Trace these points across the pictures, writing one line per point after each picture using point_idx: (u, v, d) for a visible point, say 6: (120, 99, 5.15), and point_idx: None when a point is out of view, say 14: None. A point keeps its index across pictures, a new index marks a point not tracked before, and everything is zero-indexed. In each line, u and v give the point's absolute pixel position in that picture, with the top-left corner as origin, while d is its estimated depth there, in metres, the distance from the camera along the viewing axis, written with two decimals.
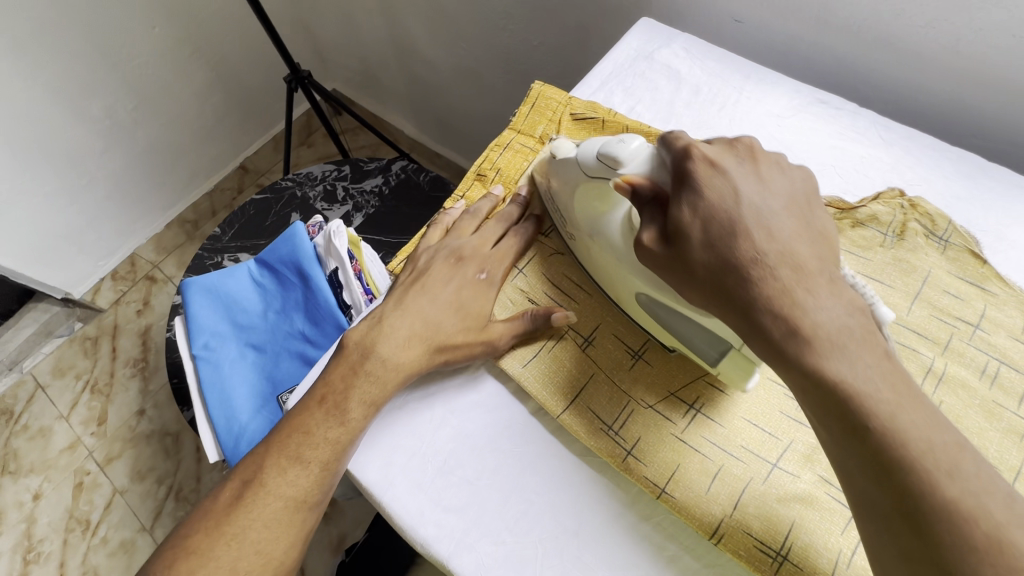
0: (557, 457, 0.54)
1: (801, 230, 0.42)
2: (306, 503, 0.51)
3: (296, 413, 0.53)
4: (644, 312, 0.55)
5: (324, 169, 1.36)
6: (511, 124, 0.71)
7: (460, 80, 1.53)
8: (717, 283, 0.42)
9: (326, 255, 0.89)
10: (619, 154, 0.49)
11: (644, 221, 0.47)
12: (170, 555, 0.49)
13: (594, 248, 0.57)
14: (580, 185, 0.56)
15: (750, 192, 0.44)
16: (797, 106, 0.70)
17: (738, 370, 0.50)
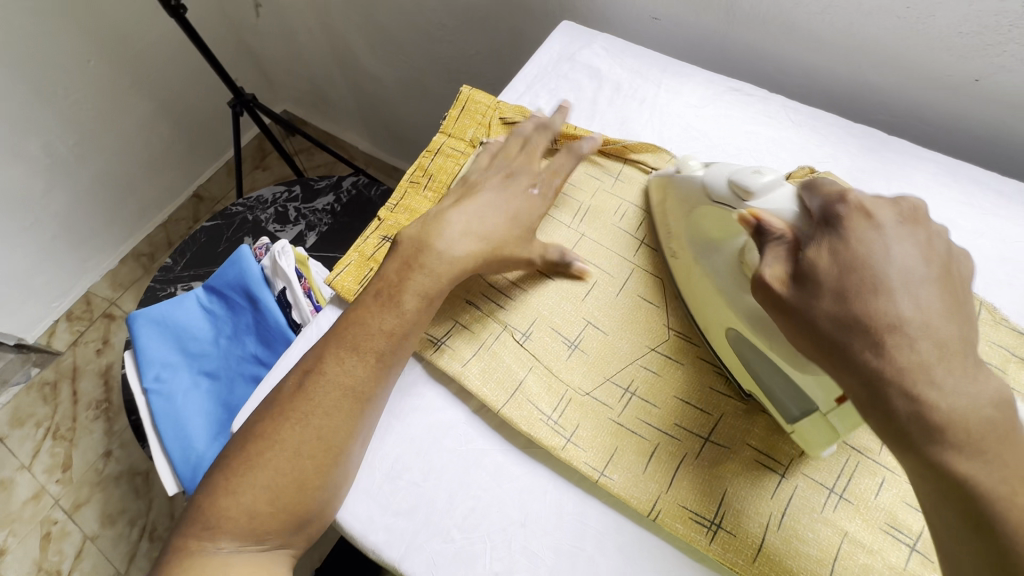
0: (501, 451, 0.55)
1: (935, 303, 0.40)
2: (364, 395, 0.53)
3: (353, 309, 0.56)
4: (731, 350, 0.54)
5: (275, 193, 1.36)
6: (442, 128, 0.71)
7: (406, 93, 1.55)
8: (843, 339, 0.40)
9: (274, 275, 0.89)
10: (751, 188, 0.50)
11: (768, 257, 0.45)
12: (246, 434, 0.53)
13: (695, 272, 0.57)
14: (697, 208, 0.57)
15: (897, 252, 0.41)
16: (712, 94, 0.74)
17: (820, 437, 0.48)
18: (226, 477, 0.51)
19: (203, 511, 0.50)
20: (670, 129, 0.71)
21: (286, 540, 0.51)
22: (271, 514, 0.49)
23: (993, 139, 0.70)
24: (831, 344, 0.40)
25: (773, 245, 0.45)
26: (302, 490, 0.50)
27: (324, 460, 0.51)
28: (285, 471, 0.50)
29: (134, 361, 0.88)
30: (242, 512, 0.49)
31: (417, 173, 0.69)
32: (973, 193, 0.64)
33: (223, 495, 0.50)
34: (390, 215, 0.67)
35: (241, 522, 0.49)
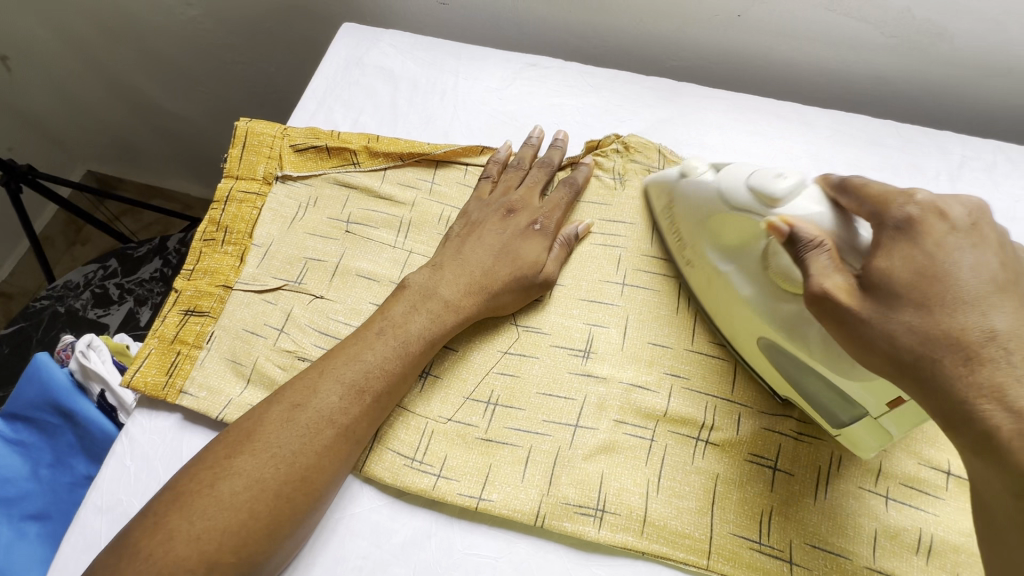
0: (373, 509, 0.50)
1: (1011, 309, 0.38)
2: (358, 435, 0.49)
3: (354, 343, 0.51)
4: (764, 358, 0.51)
5: (87, 273, 1.16)
6: (226, 172, 0.63)
7: (218, 126, 1.39)
8: (927, 354, 0.38)
9: (88, 379, 0.75)
10: (776, 193, 0.47)
11: (819, 267, 0.42)
12: (211, 466, 0.45)
13: (718, 282, 0.53)
14: (714, 216, 0.52)
15: (970, 261, 0.40)
16: (512, 73, 0.72)
17: (870, 439, 0.47)
18: (179, 514, 0.43)
19: (150, 551, 0.41)
20: (477, 119, 0.69)
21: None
22: (229, 564, 0.42)
23: (770, 67, 0.75)
24: (908, 357, 0.39)
25: (817, 254, 0.43)
26: (273, 535, 0.44)
27: (299, 509, 0.45)
28: (260, 512, 0.44)
29: None
30: (195, 559, 0.42)
31: (209, 230, 0.61)
32: (759, 121, 0.68)
33: (172, 536, 0.42)
34: (188, 285, 0.58)
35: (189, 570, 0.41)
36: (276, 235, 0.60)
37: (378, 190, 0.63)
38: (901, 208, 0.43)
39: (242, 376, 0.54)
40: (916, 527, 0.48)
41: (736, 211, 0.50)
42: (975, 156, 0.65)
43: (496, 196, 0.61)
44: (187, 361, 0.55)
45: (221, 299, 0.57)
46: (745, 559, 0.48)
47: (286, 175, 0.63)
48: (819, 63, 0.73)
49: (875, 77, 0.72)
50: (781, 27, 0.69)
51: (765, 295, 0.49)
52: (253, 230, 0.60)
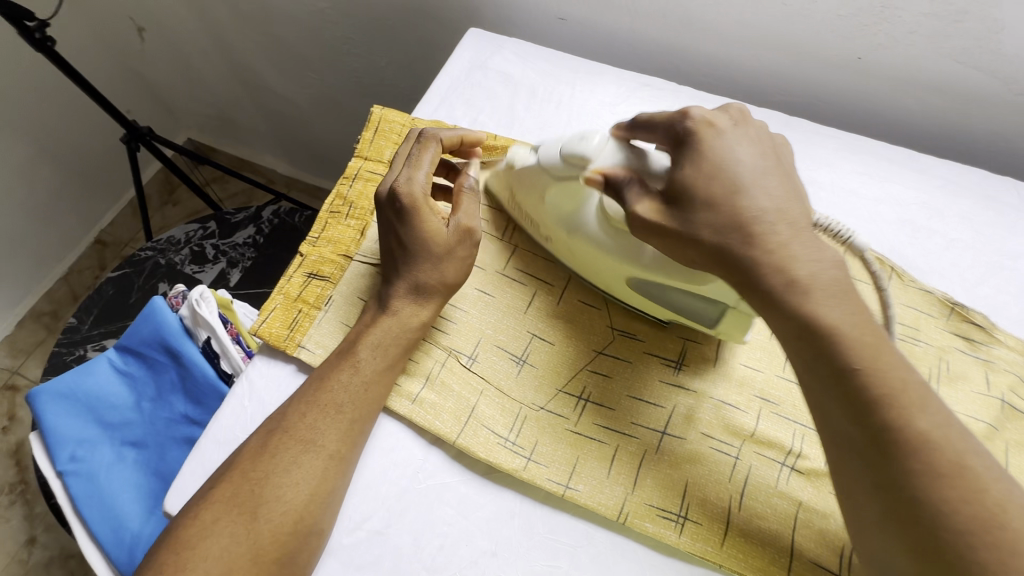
0: (462, 481, 0.53)
1: (773, 186, 0.46)
2: (357, 416, 0.52)
3: (318, 367, 0.54)
4: (631, 290, 0.57)
5: (188, 231, 1.26)
6: (356, 152, 0.67)
7: (318, 111, 1.48)
8: (722, 241, 0.45)
9: (194, 325, 0.82)
10: (586, 151, 0.51)
11: (633, 198, 0.48)
12: (200, 499, 0.48)
13: (574, 245, 0.57)
14: (546, 190, 0.57)
15: (740, 151, 0.47)
16: (626, 91, 0.75)
17: (740, 325, 0.54)
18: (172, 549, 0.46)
19: None
20: (590, 130, 0.72)
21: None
22: None
23: (883, 110, 0.75)
24: (711, 247, 0.45)
25: (630, 189, 0.49)
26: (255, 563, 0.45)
27: (281, 531, 0.47)
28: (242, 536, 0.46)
29: (44, 442, 0.78)
30: None
31: (335, 202, 0.65)
32: (870, 163, 0.68)
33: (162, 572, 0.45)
34: (313, 250, 0.63)
35: None
36: None
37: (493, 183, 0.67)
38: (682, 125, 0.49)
39: None
40: None
41: (563, 181, 0.55)
42: None
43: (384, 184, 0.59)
44: (311, 320, 0.59)
45: (344, 267, 0.62)
46: None
47: None
48: (935, 113, 0.72)
49: (994, 134, 0.71)
50: (902, 73, 0.70)
51: (613, 243, 0.54)
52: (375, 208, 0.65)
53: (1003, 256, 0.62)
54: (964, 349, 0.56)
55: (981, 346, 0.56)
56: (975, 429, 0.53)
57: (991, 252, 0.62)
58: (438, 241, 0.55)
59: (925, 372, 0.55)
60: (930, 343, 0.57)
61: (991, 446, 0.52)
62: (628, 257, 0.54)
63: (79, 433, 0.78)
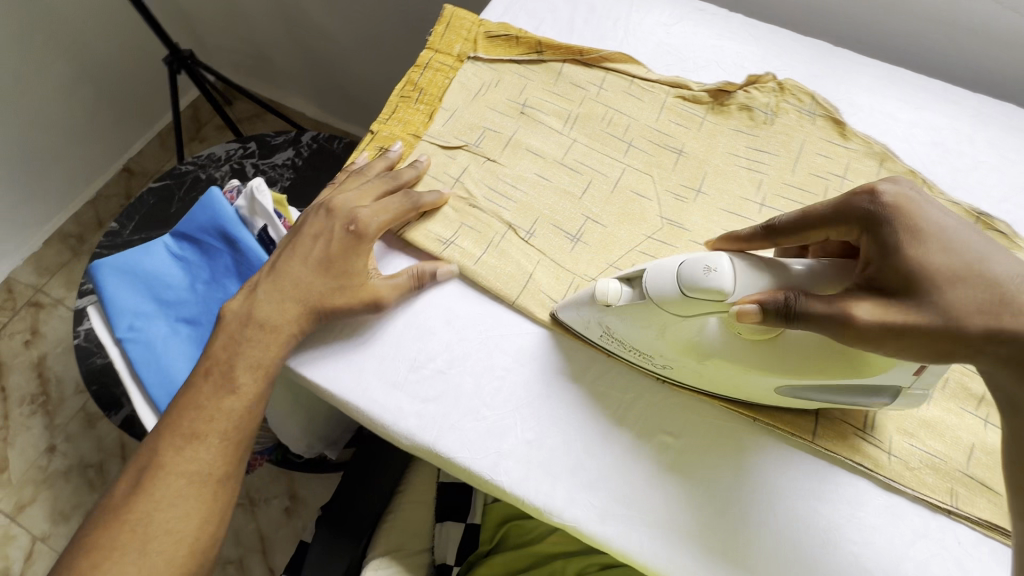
0: (520, 335, 0.58)
1: (1006, 252, 0.44)
2: (235, 440, 0.56)
3: (185, 398, 0.57)
4: (783, 400, 0.51)
5: (229, 149, 1.29)
6: (427, 44, 0.71)
7: (357, 48, 1.51)
8: (989, 327, 0.41)
9: (251, 215, 0.86)
10: (723, 286, 0.44)
11: (856, 303, 0.43)
12: (100, 527, 0.54)
13: (707, 368, 0.51)
14: (671, 325, 0.49)
15: (938, 215, 0.45)
16: (680, 13, 0.79)
17: (901, 408, 0.51)
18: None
19: None
20: (646, 44, 0.76)
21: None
22: None
23: (922, 50, 0.79)
24: (980, 333, 0.41)
25: (813, 307, 0.43)
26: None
27: (179, 550, 0.53)
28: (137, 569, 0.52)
29: (103, 312, 0.83)
30: None
31: (406, 88, 0.69)
32: (908, 92, 0.72)
33: None
34: (384, 128, 0.68)
35: None
36: (463, 102, 0.69)
37: (555, 81, 0.70)
38: (867, 203, 0.46)
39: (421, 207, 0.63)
40: None
41: (689, 317, 0.47)
42: None
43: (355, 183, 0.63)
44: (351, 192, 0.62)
45: (412, 145, 0.66)
46: (848, 441, 0.53)
47: (477, 55, 0.71)
48: (968, 55, 0.77)
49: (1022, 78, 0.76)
50: (941, 11, 0.74)
51: (744, 358, 0.48)
52: (443, 95, 0.69)
53: None
54: None
55: None
56: None
57: (1015, 174, 0.67)
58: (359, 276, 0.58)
59: None
60: None
61: None
62: (767, 368, 0.48)
63: (135, 307, 0.83)
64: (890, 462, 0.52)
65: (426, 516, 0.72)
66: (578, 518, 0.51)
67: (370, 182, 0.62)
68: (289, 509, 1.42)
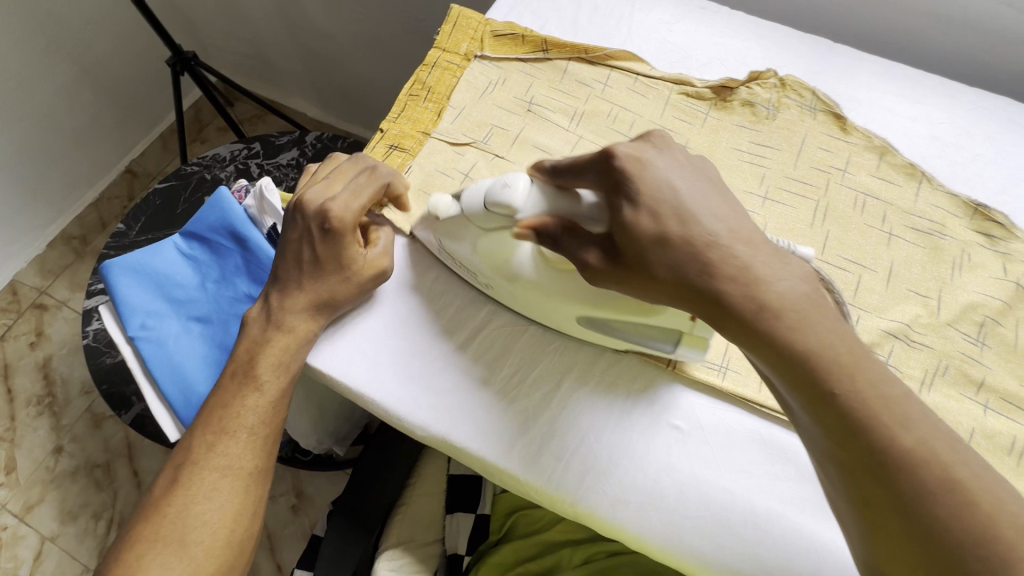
0: (531, 330, 0.61)
1: (722, 206, 0.45)
2: (266, 433, 0.58)
3: (216, 399, 0.58)
4: (587, 329, 0.57)
5: (233, 150, 1.30)
6: (434, 44, 0.73)
7: (358, 49, 1.52)
8: (679, 275, 0.43)
9: (261, 214, 0.87)
10: (513, 200, 0.50)
11: (580, 245, 0.48)
12: (138, 524, 0.55)
13: (517, 290, 0.56)
14: (481, 238, 0.55)
15: (670, 175, 0.46)
16: (682, 12, 0.80)
17: (695, 348, 0.54)
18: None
19: None
20: (649, 42, 0.77)
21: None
22: None
23: (919, 45, 0.81)
24: (670, 284, 0.43)
25: (564, 240, 0.49)
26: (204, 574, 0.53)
27: (217, 543, 0.54)
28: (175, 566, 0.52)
29: (115, 311, 0.84)
30: None
31: (415, 87, 0.71)
32: (906, 87, 0.74)
33: None
34: (393, 126, 0.69)
35: None
36: (471, 101, 0.70)
37: (560, 78, 0.72)
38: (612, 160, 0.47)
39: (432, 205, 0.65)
40: (1009, 433, 0.54)
41: (495, 229, 0.54)
42: None
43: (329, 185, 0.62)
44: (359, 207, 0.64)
45: (422, 143, 0.68)
46: None
47: (484, 54, 0.72)
48: (965, 50, 0.78)
49: (1019, 71, 0.77)
50: (938, 7, 0.75)
51: (552, 282, 0.54)
52: (451, 94, 0.70)
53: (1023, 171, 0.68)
54: (984, 244, 0.63)
55: (1000, 241, 0.63)
56: (991, 307, 0.60)
57: (1011, 166, 0.68)
58: (355, 262, 0.59)
59: (949, 261, 0.62)
60: (955, 238, 0.63)
61: (1004, 320, 0.59)
62: (568, 293, 0.53)
63: (146, 307, 0.83)
64: None
65: (437, 507, 0.73)
66: (610, 513, 0.54)
67: (341, 174, 0.62)
68: (297, 506, 1.43)
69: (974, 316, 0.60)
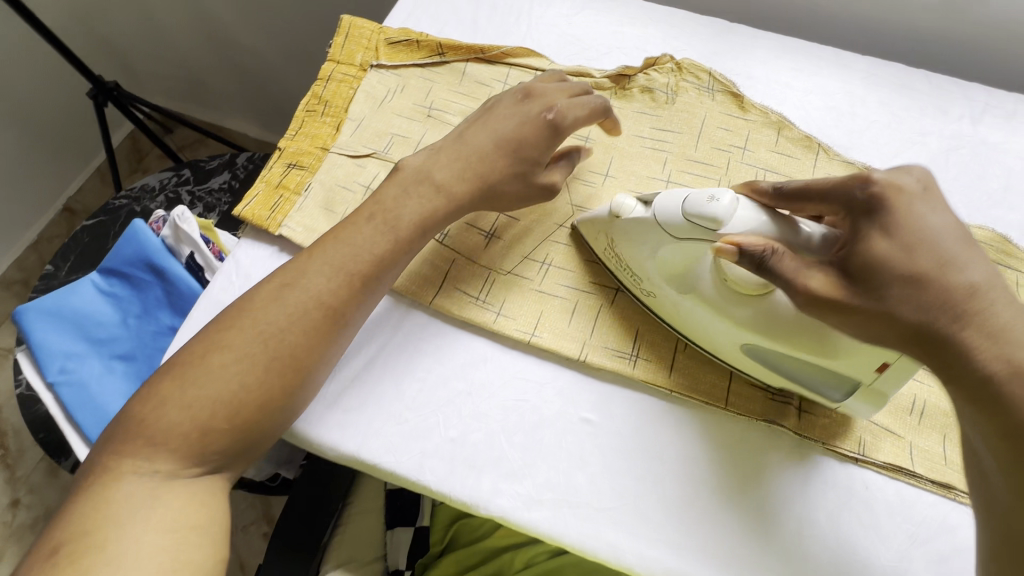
0: (439, 335, 0.59)
1: (980, 258, 0.44)
2: (367, 285, 0.54)
3: (346, 230, 0.56)
4: (744, 357, 0.54)
5: (162, 179, 1.27)
6: (328, 57, 0.71)
7: (288, 65, 1.50)
8: (926, 319, 0.42)
9: (178, 243, 0.85)
10: (718, 214, 0.47)
11: (799, 269, 0.45)
12: (204, 338, 0.52)
13: (682, 306, 0.55)
14: (662, 249, 0.53)
15: (933, 218, 0.45)
16: (581, 3, 0.80)
17: (866, 406, 0.50)
18: (176, 383, 0.50)
19: (140, 422, 0.49)
20: (548, 36, 0.77)
21: (226, 465, 0.51)
22: (222, 427, 0.49)
23: (811, 21, 0.83)
24: (911, 326, 0.43)
25: (774, 260, 0.45)
26: (260, 408, 0.50)
27: (288, 378, 0.51)
28: (254, 384, 0.50)
29: (31, 358, 0.80)
30: (190, 423, 0.49)
31: (311, 102, 0.69)
32: (801, 61, 0.75)
33: (166, 405, 0.49)
34: (292, 143, 0.67)
35: (178, 436, 0.48)
36: (369, 111, 0.69)
37: (459, 81, 0.71)
38: (862, 190, 0.47)
39: (333, 220, 0.63)
40: (911, 393, 0.55)
41: (682, 241, 0.51)
42: (998, 105, 0.71)
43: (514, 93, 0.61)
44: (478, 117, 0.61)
45: (322, 158, 0.66)
46: (760, 400, 0.55)
47: (379, 63, 0.71)
48: (859, 20, 0.80)
49: (910, 35, 0.79)
50: None
51: (725, 301, 0.52)
52: (349, 106, 0.69)
53: (916, 133, 0.70)
54: None
55: None
56: None
57: (905, 130, 0.70)
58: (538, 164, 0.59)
59: None
60: None
61: None
62: (743, 321, 0.51)
63: (63, 350, 0.80)
64: (801, 418, 0.54)
65: (375, 524, 0.72)
66: (649, 501, 0.52)
67: (550, 80, 0.63)
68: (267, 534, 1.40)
69: None
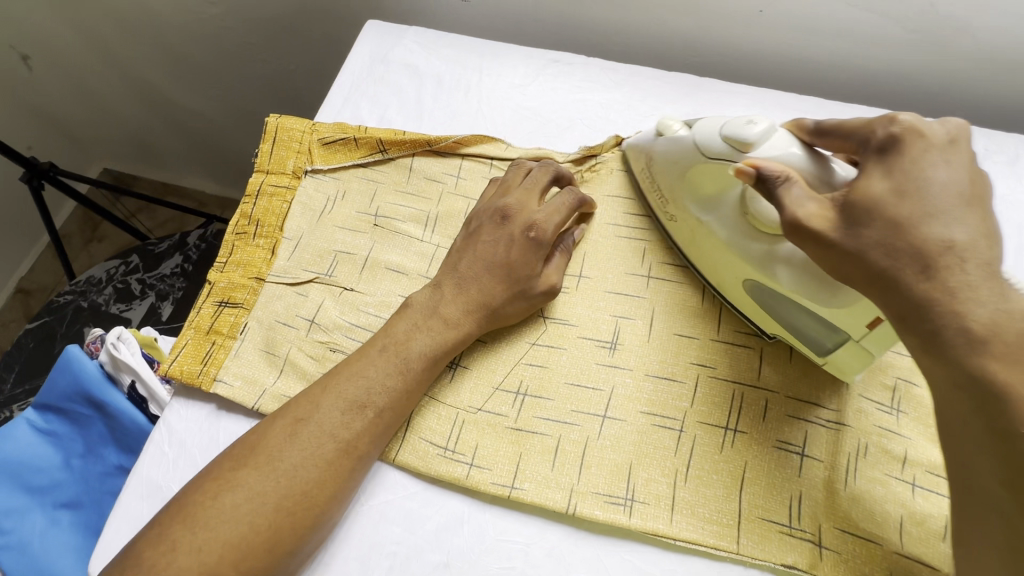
0: (407, 496, 0.52)
1: (981, 224, 0.41)
2: (386, 417, 0.50)
3: (354, 361, 0.51)
4: (747, 297, 0.54)
5: (109, 269, 1.18)
6: (256, 167, 0.64)
7: (238, 123, 1.42)
8: (894, 264, 0.41)
9: (118, 370, 0.76)
10: (750, 138, 0.50)
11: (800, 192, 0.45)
12: (211, 475, 0.46)
13: (698, 230, 0.56)
14: (693, 168, 0.56)
15: (943, 175, 0.43)
16: (536, 69, 0.73)
17: (854, 362, 0.50)
18: (183, 527, 0.44)
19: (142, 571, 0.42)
20: (502, 112, 0.69)
21: None
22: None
23: (786, 64, 0.76)
24: (879, 270, 0.41)
25: (784, 184, 0.45)
26: (270, 553, 0.44)
27: (303, 520, 0.45)
28: (268, 527, 0.44)
29: None
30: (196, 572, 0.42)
31: (241, 223, 0.62)
32: (781, 116, 0.68)
33: (174, 549, 0.43)
34: (222, 276, 0.60)
35: None
36: (307, 226, 0.61)
37: (406, 180, 0.63)
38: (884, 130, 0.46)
39: (276, 367, 0.55)
40: (942, 514, 0.49)
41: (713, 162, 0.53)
42: (997, 150, 0.66)
43: (495, 201, 0.58)
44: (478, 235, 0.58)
45: (259, 289, 0.59)
46: (775, 540, 0.49)
47: (315, 168, 0.64)
48: (838, 59, 0.74)
49: (895, 71, 0.73)
50: (800, 21, 0.70)
51: (735, 234, 0.53)
52: (284, 223, 0.62)
53: None
54: None
55: None
56: (901, 365, 0.55)
57: None
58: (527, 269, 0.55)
59: None
60: None
61: (917, 378, 0.55)
62: (747, 253, 0.52)
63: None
64: (823, 558, 0.48)
65: None
66: None
67: (533, 178, 0.59)
68: None
69: (884, 380, 0.55)
